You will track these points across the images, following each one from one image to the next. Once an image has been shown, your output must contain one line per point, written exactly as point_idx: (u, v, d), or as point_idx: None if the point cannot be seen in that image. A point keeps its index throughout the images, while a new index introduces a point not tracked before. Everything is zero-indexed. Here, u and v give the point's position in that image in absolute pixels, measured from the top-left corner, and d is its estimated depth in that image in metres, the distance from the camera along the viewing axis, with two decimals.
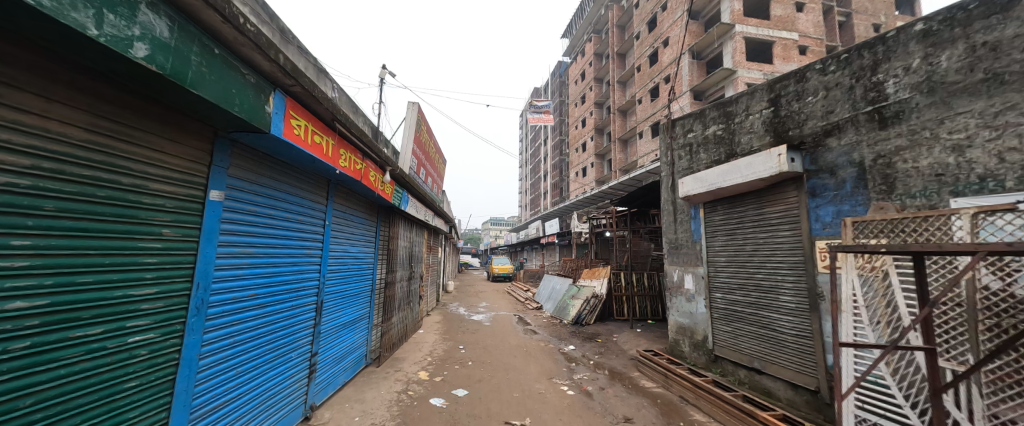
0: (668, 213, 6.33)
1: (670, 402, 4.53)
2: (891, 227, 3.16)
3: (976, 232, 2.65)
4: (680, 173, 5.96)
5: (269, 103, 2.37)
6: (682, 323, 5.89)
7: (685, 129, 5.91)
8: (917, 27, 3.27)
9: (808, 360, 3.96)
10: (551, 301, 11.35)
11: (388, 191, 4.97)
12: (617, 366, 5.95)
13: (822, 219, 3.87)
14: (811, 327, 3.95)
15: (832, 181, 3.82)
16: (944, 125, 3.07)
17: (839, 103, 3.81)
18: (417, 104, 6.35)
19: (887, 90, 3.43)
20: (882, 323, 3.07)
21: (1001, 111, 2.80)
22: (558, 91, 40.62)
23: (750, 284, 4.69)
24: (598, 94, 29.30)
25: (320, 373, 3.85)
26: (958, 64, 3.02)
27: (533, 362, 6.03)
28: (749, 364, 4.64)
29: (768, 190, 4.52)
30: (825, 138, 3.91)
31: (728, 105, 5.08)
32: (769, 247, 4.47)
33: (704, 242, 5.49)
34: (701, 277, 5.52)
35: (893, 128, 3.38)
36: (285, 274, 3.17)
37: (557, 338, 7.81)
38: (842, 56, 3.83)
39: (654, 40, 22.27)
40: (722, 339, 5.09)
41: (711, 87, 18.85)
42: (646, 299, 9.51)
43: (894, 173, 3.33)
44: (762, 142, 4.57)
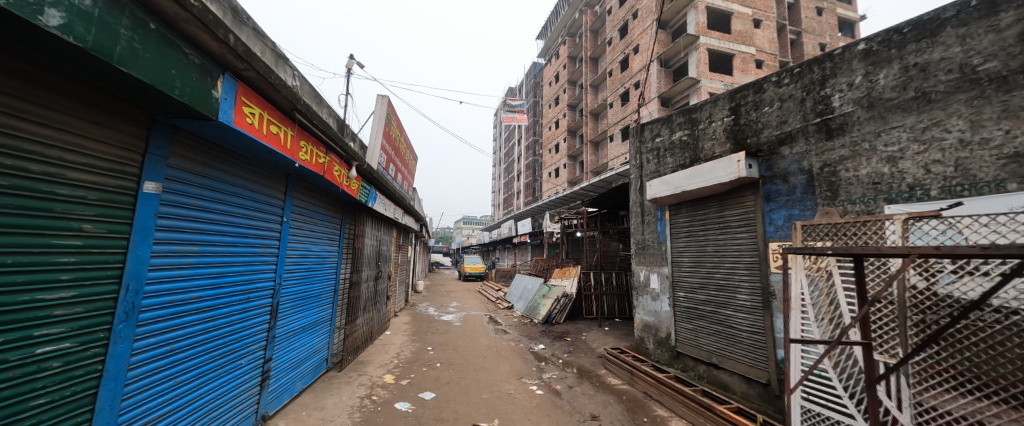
0: (636, 215, 6.51)
1: (635, 399, 4.66)
2: (835, 231, 3.41)
3: (907, 235, 2.89)
4: (648, 176, 6.14)
5: (217, 87, 2.17)
6: (647, 321, 6.08)
7: (653, 133, 6.10)
8: (859, 47, 3.55)
9: (761, 355, 4.19)
10: (522, 300, 11.38)
11: (354, 187, 4.76)
12: (585, 364, 6.05)
13: (775, 222, 4.12)
14: (764, 324, 4.18)
15: (785, 186, 4.06)
16: (881, 138, 3.33)
17: (791, 114, 4.06)
18: (386, 97, 6.11)
19: (834, 104, 3.70)
20: (826, 320, 3.31)
21: (927, 127, 3.06)
22: (533, 92, 40.90)
23: (710, 284, 4.91)
24: (571, 97, 29.76)
25: (274, 381, 3.60)
26: (893, 82, 3.29)
27: (503, 362, 5.99)
28: (708, 360, 4.86)
29: (728, 194, 4.75)
30: (780, 146, 4.16)
31: (693, 112, 5.30)
32: (727, 248, 4.70)
33: (669, 243, 5.69)
34: (665, 277, 5.73)
35: (838, 139, 3.64)
36: (235, 275, 2.93)
37: (527, 337, 7.83)
38: (795, 70, 4.08)
39: (625, 46, 22.94)
40: (684, 336, 5.29)
41: (678, 95, 19.67)
42: (614, 298, 9.76)
43: (838, 181, 3.59)
44: (723, 148, 4.80)
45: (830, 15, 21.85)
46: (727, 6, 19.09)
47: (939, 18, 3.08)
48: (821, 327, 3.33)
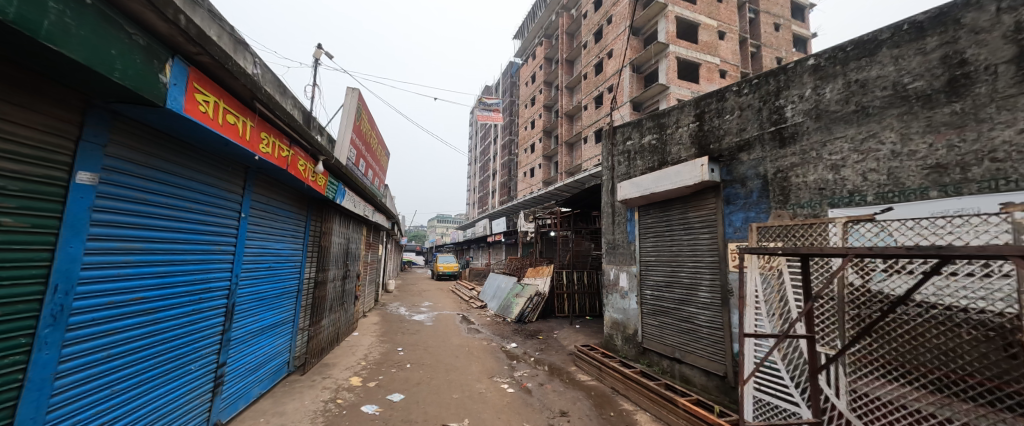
0: (607, 216, 6.69)
1: (603, 394, 4.80)
2: (786, 232, 3.67)
3: (846, 237, 3.16)
4: (619, 178, 6.33)
5: (164, 71, 2.01)
6: (616, 319, 6.27)
7: (624, 136, 6.30)
8: (809, 62, 3.82)
9: (719, 349, 4.43)
10: (496, 299, 11.38)
11: (321, 183, 4.57)
12: (556, 362, 6.15)
13: (734, 224, 4.37)
14: (722, 320, 4.42)
15: (743, 190, 4.31)
16: (827, 147, 3.61)
17: (749, 123, 4.32)
18: (356, 90, 5.90)
19: (787, 114, 3.97)
20: (776, 315, 3.56)
21: (865, 139, 3.34)
22: (509, 91, 40.97)
23: (675, 283, 5.13)
24: (547, 97, 30.07)
25: (228, 386, 3.39)
26: (838, 96, 3.56)
27: (475, 361, 5.96)
28: (672, 355, 5.08)
29: (692, 196, 4.98)
30: (739, 152, 4.41)
31: (662, 117, 5.52)
32: (691, 248, 4.94)
33: (638, 243, 5.89)
34: (634, 275, 5.93)
35: (790, 147, 3.91)
36: (185, 274, 2.74)
37: (500, 336, 7.84)
38: (754, 81, 4.33)
39: (599, 51, 23.47)
40: (650, 333, 5.50)
41: (648, 100, 20.37)
42: (585, 297, 9.99)
43: (789, 186, 3.85)
44: (689, 153, 5.03)
45: (787, 31, 23.41)
46: (695, 17, 19.99)
47: (876, 39, 3.37)
48: (772, 322, 3.57)
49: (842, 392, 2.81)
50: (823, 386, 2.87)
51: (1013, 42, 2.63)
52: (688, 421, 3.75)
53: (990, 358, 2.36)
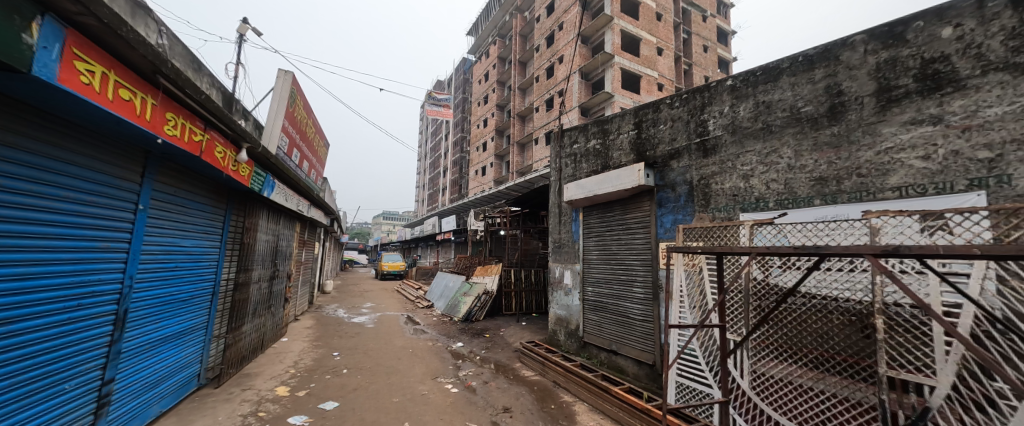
0: (553, 215, 6.92)
1: (545, 388, 4.95)
2: (706, 233, 4.10)
3: (752, 238, 3.61)
4: (566, 179, 6.59)
5: (30, 31, 1.66)
6: (560, 315, 6.50)
7: (571, 140, 6.56)
8: (727, 83, 4.29)
9: (649, 340, 4.79)
10: (443, 298, 11.16)
11: (245, 174, 4.11)
12: (501, 359, 6.21)
13: (664, 225, 4.77)
14: (653, 313, 4.80)
15: (673, 194, 4.73)
16: (739, 158, 4.08)
17: (679, 133, 4.75)
18: (289, 73, 5.38)
19: (709, 127, 4.42)
20: (696, 308, 3.96)
21: (769, 153, 3.83)
22: (461, 88, 40.39)
23: (613, 279, 5.48)
24: (499, 97, 30.18)
25: (119, 406, 2.91)
26: (749, 115, 4.05)
27: (418, 363, 5.79)
28: (608, 347, 5.40)
29: (630, 199, 5.35)
30: (670, 160, 4.82)
31: (605, 123, 5.85)
32: (628, 247, 5.29)
33: (581, 243, 6.18)
34: (577, 273, 6.21)
35: (711, 157, 4.35)
36: (60, 276, 2.31)
37: (446, 336, 7.71)
38: (684, 96, 4.76)
39: (551, 55, 24.13)
40: (590, 327, 5.80)
41: (595, 106, 21.40)
42: (532, 294, 10.23)
43: (710, 192, 4.30)
44: (629, 158, 5.40)
45: (714, 53, 26.10)
46: (637, 32, 21.42)
47: (778, 67, 3.86)
48: (693, 314, 3.96)
49: (745, 373, 3.22)
50: (732, 369, 3.23)
51: (874, 79, 3.16)
52: (621, 408, 4.01)
53: (851, 338, 2.84)
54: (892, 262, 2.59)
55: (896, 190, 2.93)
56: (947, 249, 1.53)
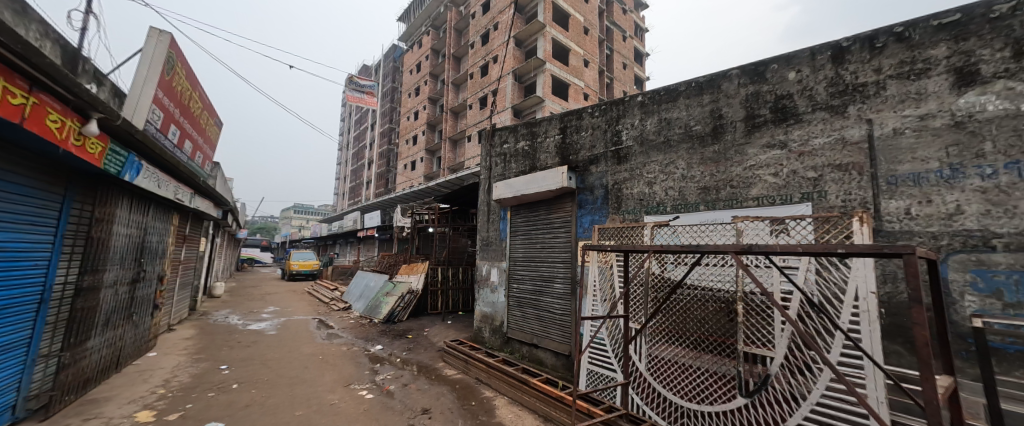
0: (482, 213, 6.97)
1: (467, 386, 4.96)
2: (618, 233, 4.53)
3: (653, 238, 4.08)
4: (496, 178, 6.69)
5: None
6: (485, 312, 6.56)
7: (501, 140, 6.67)
8: (638, 99, 4.77)
9: (566, 332, 5.11)
10: (362, 299, 10.40)
11: (95, 152, 3.31)
12: (424, 360, 6.04)
13: (584, 225, 5.14)
14: (570, 307, 5.12)
15: (591, 197, 5.12)
16: (645, 167, 4.58)
17: (598, 141, 5.16)
18: (167, 34, 4.47)
19: (623, 138, 4.87)
20: (606, 300, 4.34)
21: (667, 164, 4.37)
22: (389, 76, 38.07)
23: (537, 276, 5.72)
24: (430, 90, 29.21)
25: None
26: (653, 129, 4.56)
27: (329, 370, 5.32)
28: (530, 341, 5.62)
29: (554, 200, 5.64)
30: (590, 165, 5.21)
31: (534, 126, 6.09)
32: (550, 245, 5.57)
33: (508, 241, 6.32)
34: (503, 270, 6.34)
35: (624, 164, 4.81)
36: None
37: (363, 339, 7.21)
38: (603, 107, 5.18)
39: (485, 54, 24.15)
40: (514, 323, 5.96)
41: (526, 108, 22.02)
42: (459, 292, 10.14)
43: (621, 196, 4.75)
44: (555, 161, 5.69)
45: (631, 71, 28.87)
46: (566, 42, 22.61)
47: (676, 89, 4.41)
48: (604, 306, 4.33)
49: (643, 357, 3.64)
50: (632, 354, 3.61)
51: (745, 107, 3.80)
52: (538, 398, 4.20)
53: (720, 322, 3.35)
54: (751, 258, 3.16)
55: (759, 200, 3.57)
56: (782, 248, 1.94)
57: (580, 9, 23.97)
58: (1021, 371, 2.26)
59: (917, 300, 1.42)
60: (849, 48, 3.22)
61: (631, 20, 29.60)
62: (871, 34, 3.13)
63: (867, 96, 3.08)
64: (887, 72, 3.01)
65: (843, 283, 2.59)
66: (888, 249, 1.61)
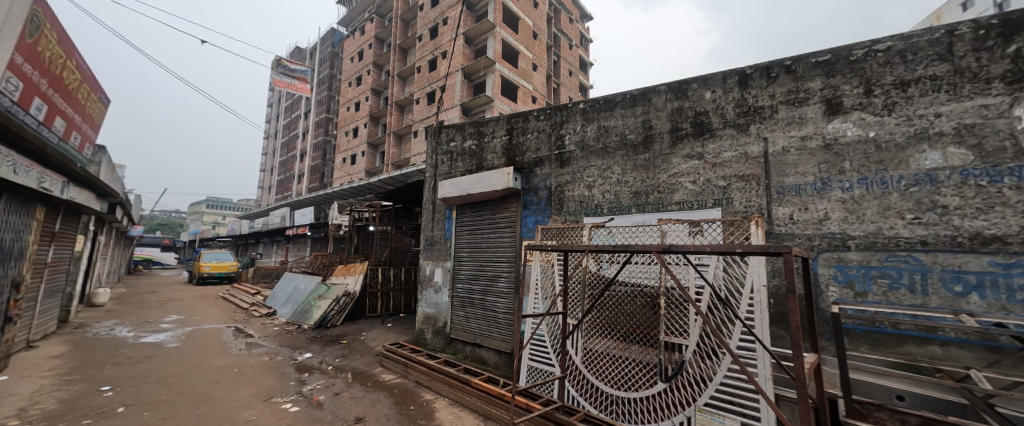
0: (427, 212, 6.78)
1: (406, 390, 4.78)
2: (559, 234, 4.70)
3: (591, 238, 4.32)
4: (442, 176, 6.57)
5: None
6: (428, 313, 6.40)
7: (448, 137, 6.57)
8: (579, 106, 5.01)
9: (509, 330, 5.19)
10: (289, 304, 9.48)
11: None
12: (359, 366, 5.70)
13: (528, 225, 5.27)
14: (513, 305, 5.21)
15: (535, 198, 5.26)
16: (585, 171, 4.83)
17: (542, 144, 5.32)
18: None
19: (566, 142, 5.08)
20: (546, 298, 4.48)
21: (604, 168, 4.66)
22: (326, 62, 35.23)
23: (481, 276, 5.72)
24: (373, 81, 27.66)
25: None
26: (593, 135, 4.84)
27: (247, 383, 4.77)
28: (473, 341, 5.60)
29: (500, 200, 5.70)
30: (535, 166, 5.35)
31: (481, 126, 6.09)
32: (495, 245, 5.62)
33: (453, 240, 6.24)
34: (447, 270, 6.24)
35: (566, 167, 5.02)
36: None
37: (289, 347, 6.58)
38: (548, 111, 5.35)
39: (433, 48, 23.53)
40: (458, 323, 5.90)
41: (475, 107, 21.89)
42: (400, 294, 9.75)
43: (564, 197, 4.95)
44: (501, 161, 5.75)
45: (577, 78, 30.21)
46: (516, 44, 22.93)
47: (613, 100, 4.71)
48: (544, 304, 4.47)
49: (579, 351, 3.82)
50: (569, 348, 3.77)
51: (671, 120, 4.19)
52: (478, 397, 4.20)
53: (646, 315, 3.66)
54: (673, 257, 3.51)
55: (681, 204, 3.95)
56: (696, 248, 2.19)
57: (530, 14, 24.47)
58: (865, 346, 2.83)
59: (792, 291, 1.70)
60: (752, 75, 3.72)
61: (577, 30, 31.00)
62: (768, 65, 3.65)
63: (764, 118, 3.59)
64: (779, 98, 3.53)
65: (742, 278, 2.99)
66: (773, 249, 1.90)
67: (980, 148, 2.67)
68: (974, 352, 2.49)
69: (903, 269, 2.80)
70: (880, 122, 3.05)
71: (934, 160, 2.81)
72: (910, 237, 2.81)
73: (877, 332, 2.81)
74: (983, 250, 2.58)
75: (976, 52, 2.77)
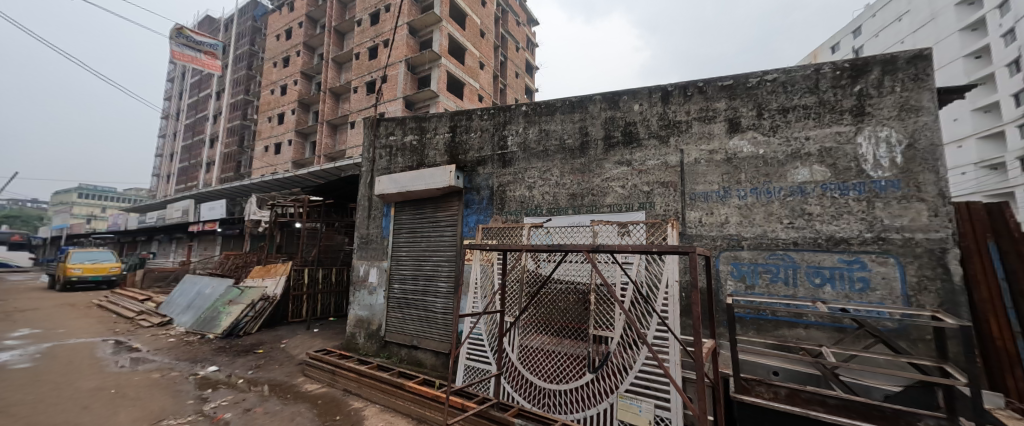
0: (362, 208, 6.39)
1: (332, 399, 4.45)
2: (499, 233, 4.75)
3: (529, 238, 4.43)
4: (379, 172, 6.25)
5: None
6: (361, 316, 6.03)
7: (387, 131, 6.26)
8: (522, 108, 5.11)
9: (447, 331, 5.10)
10: (191, 310, 8.21)
11: None
12: (277, 377, 5.16)
13: (469, 224, 5.24)
14: (452, 305, 5.14)
15: (477, 197, 5.25)
16: (525, 172, 4.94)
17: (485, 143, 5.33)
18: None
19: (508, 142, 5.15)
20: (485, 297, 4.49)
21: (544, 170, 4.82)
22: (245, 37, 31.20)
23: (419, 276, 5.55)
24: (303, 63, 25.19)
25: None
26: (534, 138, 4.97)
27: (129, 406, 4.04)
28: (409, 343, 5.41)
29: (441, 198, 5.59)
30: (477, 166, 5.34)
31: (423, 121, 5.91)
32: (435, 244, 5.49)
33: (390, 239, 5.97)
34: (383, 270, 5.94)
35: (508, 168, 5.09)
36: None
37: (189, 361, 5.71)
38: (491, 111, 5.37)
39: (374, 35, 22.19)
40: (393, 325, 5.64)
41: (419, 102, 21.10)
42: (329, 296, 9.03)
43: (505, 197, 5.02)
44: (443, 159, 5.64)
45: (523, 80, 30.76)
46: (463, 41, 22.60)
47: (554, 105, 4.90)
48: (482, 302, 4.47)
49: (515, 348, 3.89)
50: (505, 345, 3.83)
51: (605, 128, 4.49)
52: (412, 401, 4.07)
53: (578, 311, 3.86)
54: (602, 256, 3.76)
55: (612, 207, 4.25)
56: (619, 248, 2.38)
57: (477, 12, 24.29)
58: (752, 331, 3.33)
59: (694, 286, 1.94)
60: (672, 92, 4.13)
61: (524, 33, 31.59)
62: (685, 85, 4.08)
63: (681, 131, 4.02)
64: (693, 115, 3.98)
65: (660, 274, 3.31)
66: (681, 249, 2.15)
67: (835, 167, 3.30)
68: (826, 332, 3.07)
69: (780, 265, 3.35)
70: (767, 141, 3.60)
71: (804, 175, 3.40)
72: (787, 239, 3.37)
73: (761, 319, 3.32)
74: (835, 249, 3.19)
75: (834, 88, 3.41)
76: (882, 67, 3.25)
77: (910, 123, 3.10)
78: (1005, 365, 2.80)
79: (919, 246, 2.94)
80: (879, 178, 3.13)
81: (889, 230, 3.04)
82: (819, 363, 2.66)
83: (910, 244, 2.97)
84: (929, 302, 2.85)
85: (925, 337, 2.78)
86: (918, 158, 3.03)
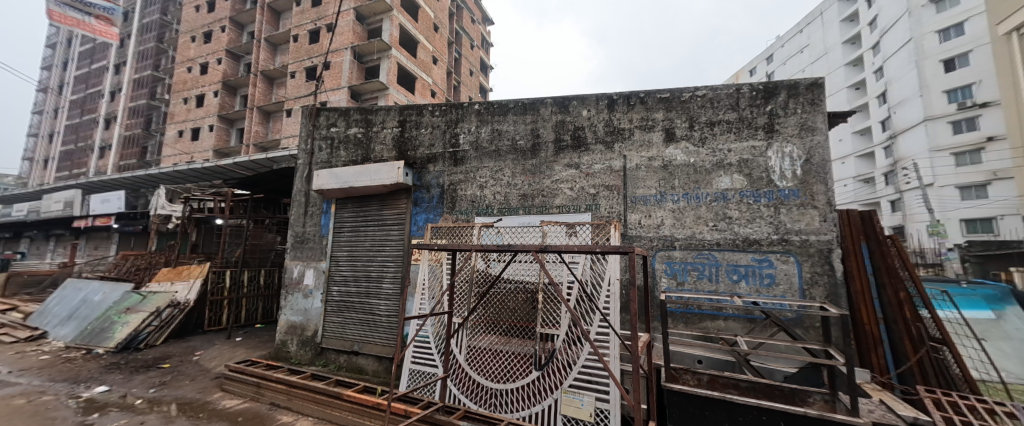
0: (297, 204, 5.86)
1: (256, 416, 4.02)
2: (449, 232, 4.64)
3: (479, 237, 4.40)
4: (319, 165, 5.78)
5: None
6: (294, 321, 5.53)
7: (328, 122, 5.83)
8: (476, 106, 5.05)
9: (390, 335, 4.88)
10: (73, 321, 6.90)
11: None
12: (188, 394, 4.53)
13: (418, 223, 5.07)
14: (397, 307, 4.93)
15: (427, 195, 5.09)
16: (478, 171, 4.89)
17: (436, 140, 5.18)
18: None
19: (460, 140, 5.06)
20: (433, 297, 4.35)
21: (496, 170, 4.82)
22: (155, 4, 27.05)
23: (362, 276, 5.25)
24: (229, 40, 22.49)
25: None
26: (486, 137, 4.94)
27: None
28: (349, 349, 5.07)
29: (388, 195, 5.33)
30: (427, 163, 5.18)
31: (369, 113, 5.59)
32: (379, 243, 5.24)
33: (330, 237, 5.56)
34: (320, 272, 5.51)
35: (459, 166, 5.00)
36: None
37: (69, 382, 4.79)
38: (443, 108, 5.23)
39: (315, 17, 20.52)
40: (331, 331, 5.26)
41: (366, 93, 19.92)
42: (256, 300, 8.16)
43: (456, 196, 4.92)
44: (391, 155, 5.39)
45: (477, 79, 30.52)
46: (415, 33, 21.78)
47: (506, 106, 4.92)
48: (431, 303, 4.33)
49: (463, 349, 3.84)
50: (454, 347, 3.76)
51: (556, 132, 4.61)
52: (350, 410, 3.82)
53: (526, 309, 3.93)
54: (550, 255, 3.87)
55: (561, 207, 4.39)
56: (565, 247, 2.44)
57: (431, 4, 23.58)
58: (680, 324, 3.66)
59: (634, 285, 2.04)
60: (617, 100, 4.37)
61: (479, 31, 31.38)
62: (629, 94, 4.34)
63: (625, 138, 4.27)
64: (635, 124, 4.25)
65: (603, 273, 3.49)
66: (623, 249, 2.25)
67: (751, 176, 3.74)
68: (740, 323, 3.47)
69: (706, 263, 3.70)
70: (697, 151, 3.97)
71: (727, 184, 3.80)
72: (711, 241, 3.74)
73: (689, 313, 3.65)
74: (749, 248, 3.62)
75: (751, 107, 3.86)
76: (788, 91, 3.74)
77: (807, 141, 3.61)
78: (871, 345, 3.39)
79: (812, 246, 3.44)
80: (784, 188, 3.61)
81: (791, 233, 3.51)
82: (734, 351, 2.99)
83: (805, 245, 3.46)
84: (819, 294, 3.34)
85: (815, 324, 3.27)
86: (814, 171, 3.55)
